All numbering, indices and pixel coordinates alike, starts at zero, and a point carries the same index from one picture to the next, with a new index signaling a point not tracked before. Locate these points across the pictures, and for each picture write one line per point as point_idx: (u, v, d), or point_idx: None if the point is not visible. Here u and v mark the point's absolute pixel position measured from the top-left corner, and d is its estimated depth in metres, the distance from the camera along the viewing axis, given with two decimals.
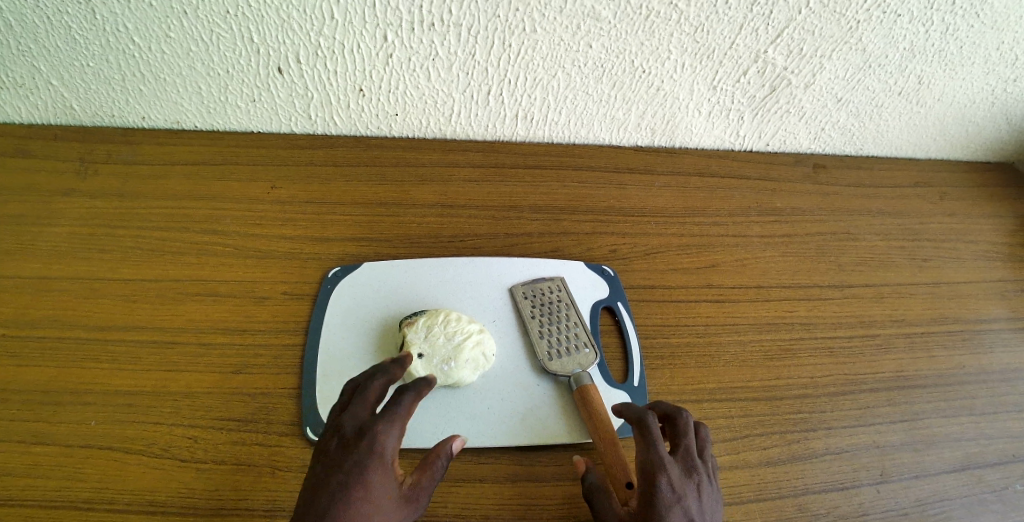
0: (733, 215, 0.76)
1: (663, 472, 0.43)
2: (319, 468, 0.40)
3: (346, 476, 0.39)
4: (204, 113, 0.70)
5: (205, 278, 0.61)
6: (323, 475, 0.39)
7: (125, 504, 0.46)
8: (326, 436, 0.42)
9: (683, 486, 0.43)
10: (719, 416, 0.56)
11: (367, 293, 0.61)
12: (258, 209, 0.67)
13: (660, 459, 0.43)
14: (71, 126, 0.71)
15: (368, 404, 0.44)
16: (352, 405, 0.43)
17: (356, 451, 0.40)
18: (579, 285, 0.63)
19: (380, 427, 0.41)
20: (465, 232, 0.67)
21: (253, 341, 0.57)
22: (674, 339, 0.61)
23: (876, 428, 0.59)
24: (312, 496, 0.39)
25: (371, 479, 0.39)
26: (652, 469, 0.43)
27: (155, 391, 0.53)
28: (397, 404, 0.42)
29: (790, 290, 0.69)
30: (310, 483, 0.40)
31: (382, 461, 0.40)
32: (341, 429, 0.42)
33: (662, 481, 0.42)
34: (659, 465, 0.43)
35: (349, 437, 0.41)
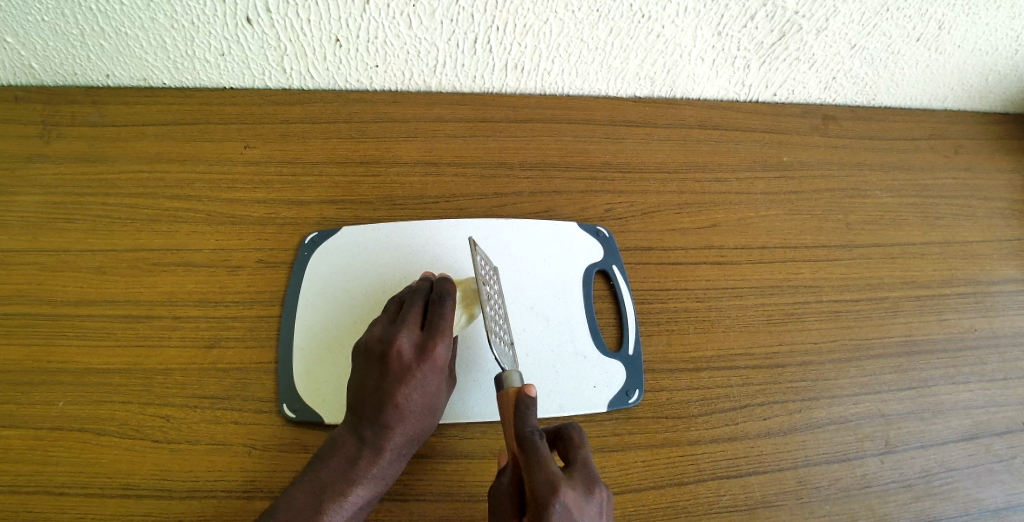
0: (737, 170, 0.71)
1: (559, 495, 0.34)
2: (371, 384, 0.43)
3: (409, 394, 0.43)
4: (174, 68, 0.64)
5: (177, 247, 0.57)
6: (381, 393, 0.43)
7: (99, 488, 0.45)
8: (368, 358, 0.44)
9: (578, 511, 0.35)
10: (719, 385, 0.54)
11: (347, 260, 0.57)
12: (231, 172, 0.62)
13: (554, 480, 0.35)
14: (30, 86, 0.65)
15: (413, 328, 0.44)
16: (394, 331, 0.44)
17: (413, 374, 0.43)
18: (572, 249, 0.59)
19: (433, 352, 0.44)
20: (451, 192, 0.63)
21: (228, 313, 0.54)
22: (672, 305, 0.58)
23: (883, 397, 0.56)
24: (374, 411, 0.43)
25: (428, 394, 0.44)
26: (546, 494, 0.34)
27: (125, 368, 0.50)
28: (446, 329, 0.44)
29: (796, 250, 0.66)
30: (363, 396, 0.44)
31: (437, 370, 0.44)
32: (388, 353, 0.43)
33: (558, 507, 0.34)
34: (556, 486, 0.35)
35: (403, 361, 0.43)
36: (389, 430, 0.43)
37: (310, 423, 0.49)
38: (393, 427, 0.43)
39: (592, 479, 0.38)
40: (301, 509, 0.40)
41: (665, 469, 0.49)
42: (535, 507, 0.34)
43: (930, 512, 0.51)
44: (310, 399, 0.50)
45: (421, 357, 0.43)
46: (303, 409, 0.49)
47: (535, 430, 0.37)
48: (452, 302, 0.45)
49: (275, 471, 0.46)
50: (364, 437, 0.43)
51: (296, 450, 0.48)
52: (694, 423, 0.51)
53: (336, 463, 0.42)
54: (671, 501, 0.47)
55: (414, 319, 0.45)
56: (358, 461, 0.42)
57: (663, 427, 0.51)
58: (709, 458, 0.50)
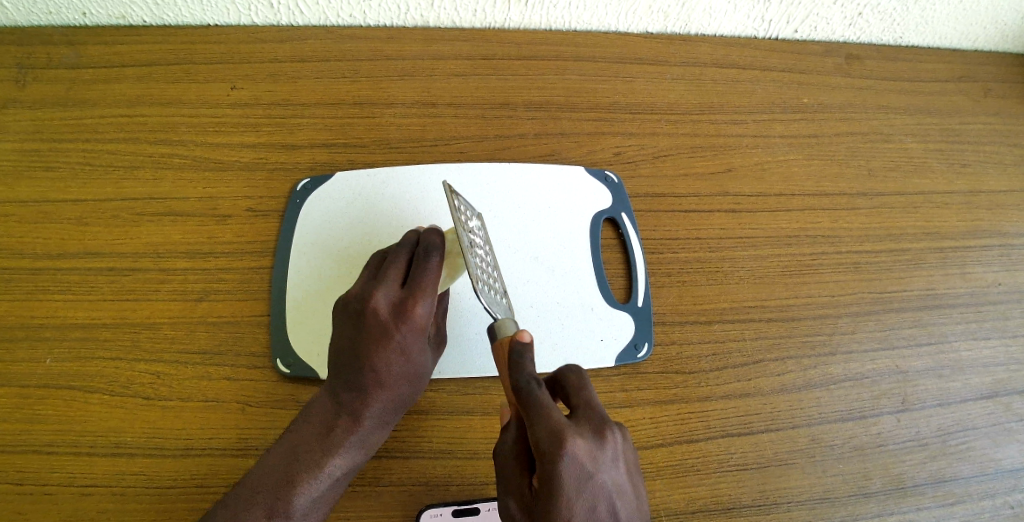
0: (755, 112, 0.66)
1: (565, 446, 0.31)
2: (348, 344, 0.40)
3: (387, 357, 0.39)
4: (153, 4, 0.58)
5: (161, 196, 0.52)
6: (356, 351, 0.39)
7: (88, 446, 0.41)
8: (343, 315, 0.40)
9: (591, 460, 0.32)
10: (730, 338, 0.51)
11: (340, 207, 0.53)
12: (216, 114, 0.57)
13: (557, 431, 0.32)
14: (3, 25, 0.59)
15: (393, 285, 0.39)
16: (371, 288, 0.39)
17: (390, 334, 0.39)
18: (579, 196, 0.56)
19: (413, 309, 0.39)
20: (451, 134, 0.58)
21: (215, 266, 0.49)
22: (684, 254, 0.55)
23: (900, 352, 0.54)
24: (352, 372, 0.40)
25: (408, 358, 0.40)
26: (549, 446, 0.31)
27: (113, 323, 0.46)
28: (427, 286, 0.39)
29: (815, 198, 0.62)
30: (340, 355, 0.40)
31: (417, 332, 0.40)
32: (365, 311, 0.39)
33: (566, 458, 0.31)
34: (561, 435, 0.32)
35: (378, 321, 0.39)
36: (366, 395, 0.39)
37: (303, 379, 0.45)
38: (371, 392, 0.40)
39: (602, 421, 0.34)
40: (273, 477, 0.37)
41: (674, 427, 0.47)
42: (539, 465, 0.31)
43: (946, 470, 0.50)
44: (303, 354, 0.46)
45: (399, 315, 0.39)
46: (297, 364, 0.45)
47: (533, 379, 0.33)
48: (440, 258, 0.39)
49: (269, 428, 0.43)
50: (342, 402, 0.40)
51: (291, 407, 0.44)
52: (704, 378, 0.49)
53: (313, 427, 0.39)
54: (680, 459, 0.46)
55: (394, 275, 0.39)
56: (334, 426, 0.39)
57: (673, 382, 0.49)
58: (719, 414, 0.48)
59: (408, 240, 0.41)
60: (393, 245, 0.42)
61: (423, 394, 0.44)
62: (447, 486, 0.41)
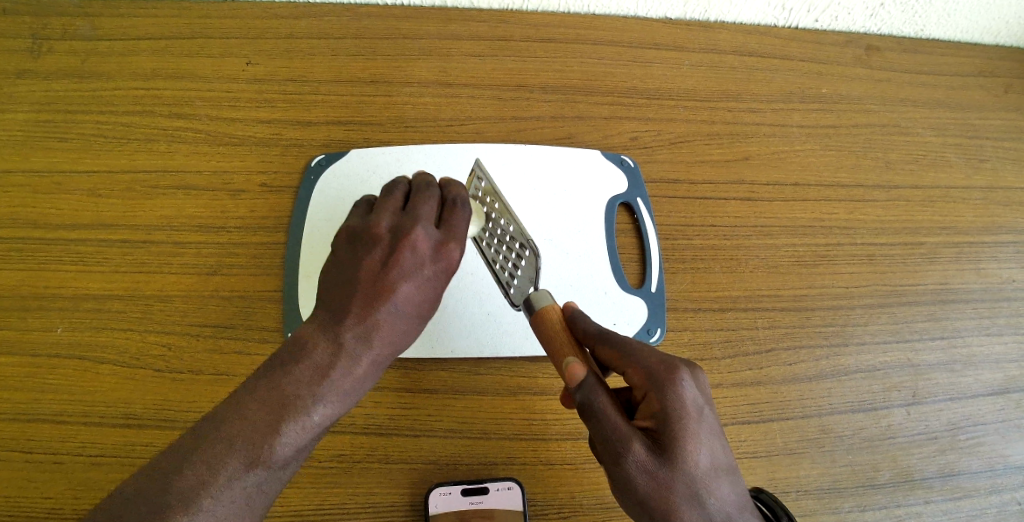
0: (773, 101, 0.66)
1: (679, 373, 0.32)
2: (366, 275, 0.34)
3: (407, 293, 0.34)
4: None
5: (174, 169, 0.52)
6: (375, 283, 0.34)
7: (100, 416, 0.41)
8: (369, 248, 0.35)
9: (701, 391, 0.32)
10: (742, 327, 0.51)
11: (353, 183, 0.52)
12: (231, 88, 0.56)
13: (666, 359, 0.32)
14: None
15: (430, 223, 0.36)
16: (408, 220, 0.36)
17: (421, 270, 0.34)
18: (594, 179, 0.55)
19: (447, 249, 0.36)
20: (466, 115, 0.58)
21: (228, 240, 0.48)
22: (699, 242, 0.55)
23: (913, 346, 0.54)
24: (362, 307, 0.33)
25: (426, 300, 0.35)
26: (665, 371, 0.32)
27: (125, 295, 0.46)
28: (463, 230, 0.37)
29: (832, 189, 0.61)
30: (348, 289, 0.34)
31: (440, 271, 0.35)
32: (399, 242, 0.34)
33: (684, 382, 0.31)
34: (673, 363, 0.32)
35: (415, 255, 0.34)
36: (374, 333, 0.33)
37: None
38: (380, 331, 0.33)
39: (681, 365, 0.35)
40: (254, 422, 0.29)
41: None
42: (659, 391, 0.31)
43: (955, 465, 0.49)
44: None
45: (434, 253, 0.35)
46: None
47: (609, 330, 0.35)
48: (468, 208, 0.38)
49: None
50: (342, 339, 0.32)
51: None
52: (716, 366, 0.49)
53: (303, 366, 0.32)
54: None
55: (431, 211, 0.37)
56: (333, 367, 0.32)
57: None
58: (729, 402, 0.48)
59: (437, 184, 0.39)
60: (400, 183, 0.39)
61: (435, 373, 0.44)
62: (457, 465, 0.41)
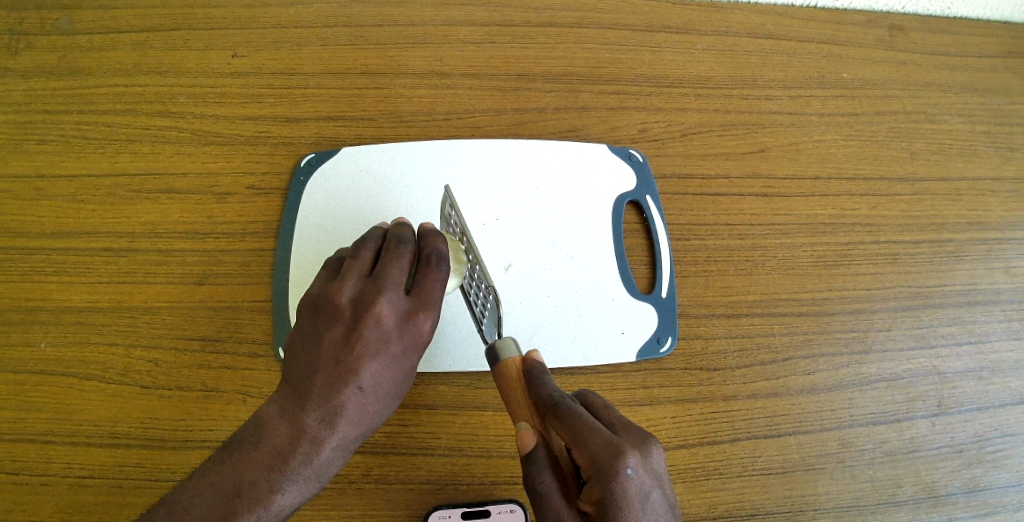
0: (792, 87, 0.62)
1: (623, 459, 0.27)
2: (330, 350, 0.32)
3: (375, 373, 0.32)
4: None
5: (158, 172, 0.49)
6: (338, 361, 0.32)
7: (85, 436, 0.40)
8: (331, 320, 0.32)
9: (650, 473, 0.27)
10: (759, 334, 0.48)
11: (345, 184, 0.49)
12: (216, 83, 0.53)
13: (611, 442, 0.27)
14: None
15: (398, 290, 0.33)
16: (374, 288, 0.33)
17: (387, 346, 0.32)
18: (602, 176, 0.52)
19: (418, 321, 0.33)
20: (465, 107, 0.54)
21: (215, 247, 0.46)
22: (712, 241, 0.52)
23: (938, 353, 0.51)
24: (326, 390, 0.31)
25: (395, 376, 0.33)
26: (606, 459, 0.27)
27: (109, 306, 0.43)
28: (435, 295, 0.34)
29: (853, 182, 0.58)
30: (312, 368, 0.32)
31: (408, 343, 0.33)
32: (363, 317, 0.32)
33: (626, 472, 0.26)
34: (618, 447, 0.27)
35: (380, 329, 0.32)
36: (338, 418, 0.31)
37: None
38: (346, 414, 0.31)
39: (644, 430, 0.30)
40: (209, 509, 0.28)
41: (697, 427, 0.44)
42: (598, 480, 0.27)
43: (982, 480, 0.47)
44: None
45: (401, 325, 0.33)
46: None
47: (559, 392, 0.31)
48: (443, 266, 0.35)
49: None
50: (304, 426, 0.30)
51: None
52: (731, 376, 0.46)
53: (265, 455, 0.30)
54: (701, 461, 0.43)
55: (400, 275, 0.34)
56: (292, 456, 0.30)
57: (697, 380, 0.46)
58: (744, 415, 0.45)
59: (412, 241, 0.36)
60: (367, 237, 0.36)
61: (434, 388, 0.42)
62: (457, 486, 0.39)
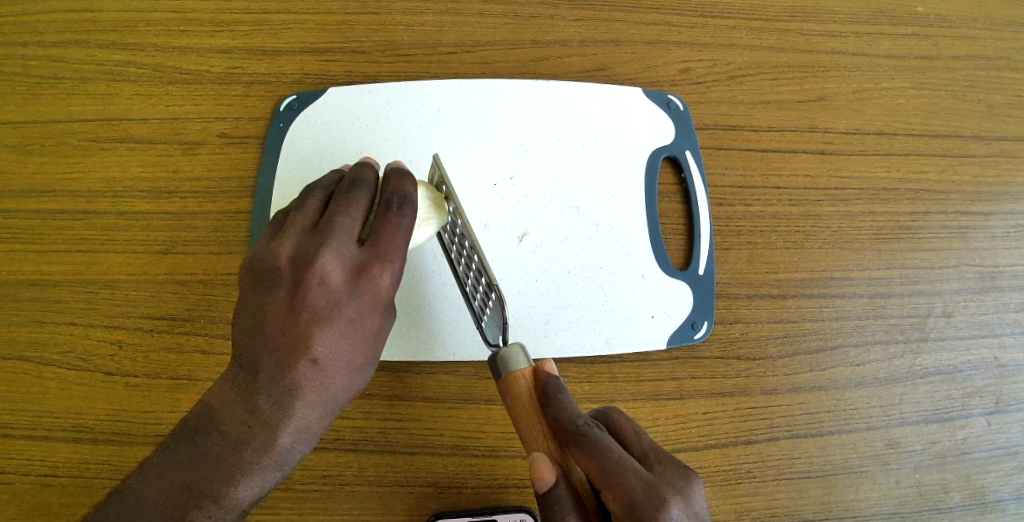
0: (861, 19, 0.52)
1: (667, 508, 0.23)
2: (271, 323, 0.26)
3: (329, 344, 0.26)
4: None
5: (111, 117, 0.42)
6: (283, 333, 0.26)
7: (46, 428, 0.35)
8: (269, 286, 0.27)
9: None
10: (806, 319, 0.43)
11: (332, 135, 0.41)
12: (174, 5, 0.44)
13: (652, 484, 0.23)
14: None
15: (348, 240, 0.27)
16: (315, 242, 0.27)
17: (341, 306, 0.26)
18: (634, 127, 0.44)
19: (375, 274, 0.27)
20: (473, 38, 0.45)
21: (183, 210, 0.40)
22: (759, 209, 0.45)
23: (1002, 341, 0.45)
24: (274, 368, 0.26)
25: (359, 343, 0.27)
26: (649, 507, 0.22)
27: (64, 281, 0.38)
28: (396, 242, 0.28)
29: (925, 139, 0.49)
30: (253, 343, 0.26)
31: (370, 301, 0.27)
32: (305, 277, 0.26)
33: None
34: (660, 494, 0.23)
35: (327, 287, 0.26)
36: (294, 398, 0.26)
37: None
38: (304, 392, 0.26)
39: (684, 468, 0.25)
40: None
41: (730, 425, 0.40)
42: None
43: None
44: None
45: (355, 283, 0.27)
46: None
47: (584, 420, 0.26)
48: (409, 206, 0.29)
49: None
50: (255, 409, 0.25)
51: None
52: (771, 367, 0.41)
53: (213, 447, 0.25)
54: (734, 463, 0.39)
55: (351, 223, 0.27)
56: (244, 446, 0.25)
57: (733, 371, 0.41)
58: (784, 412, 0.41)
59: (367, 180, 0.29)
60: (312, 182, 0.30)
61: (437, 378, 0.37)
62: (461, 489, 0.36)
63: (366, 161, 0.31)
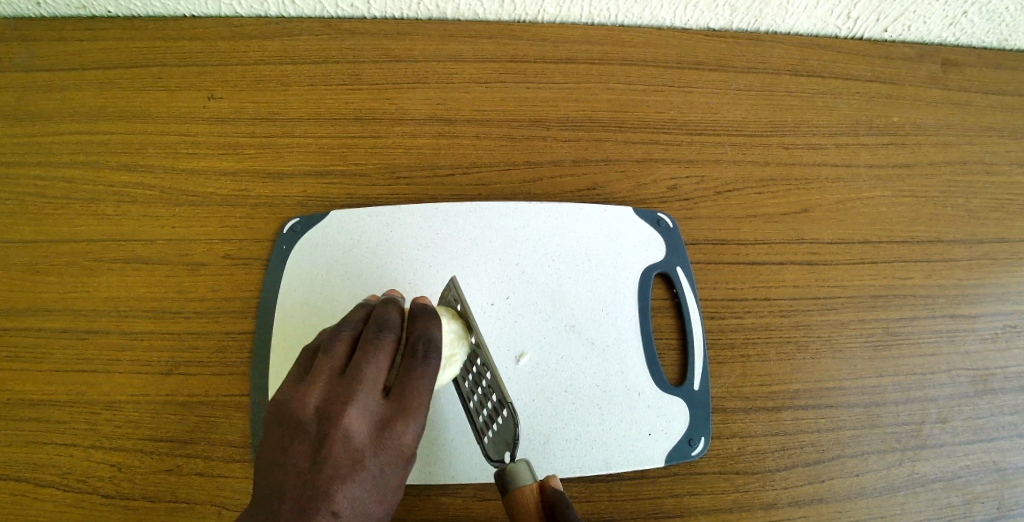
0: (835, 133, 0.56)
1: None
2: (297, 473, 0.26)
3: (351, 497, 0.26)
4: None
5: (126, 237, 0.44)
6: (306, 483, 0.26)
7: None
8: (297, 439, 0.27)
9: None
10: (801, 431, 0.43)
11: (337, 256, 0.43)
12: (193, 130, 0.48)
13: None
14: None
15: (375, 391, 0.29)
16: (347, 391, 0.29)
17: (365, 459, 0.27)
18: (626, 244, 0.46)
19: (398, 427, 0.28)
20: (473, 160, 0.49)
21: (190, 328, 0.41)
22: (750, 320, 0.46)
23: (999, 445, 0.45)
24: (294, 517, 0.25)
25: (377, 499, 0.27)
26: None
27: (68, 400, 0.39)
28: (421, 395, 0.30)
29: (905, 246, 0.52)
30: (273, 496, 0.26)
31: (392, 455, 0.28)
32: (332, 428, 0.27)
33: None
34: None
35: (356, 438, 0.27)
36: None
37: None
38: None
39: None
40: None
41: None
42: None
43: None
44: None
45: (378, 435, 0.28)
46: None
47: None
48: (435, 355, 0.31)
49: None
50: None
51: None
52: (770, 481, 0.41)
53: None
54: None
55: (380, 372, 0.30)
56: None
57: (732, 486, 0.41)
58: None
59: (395, 327, 0.32)
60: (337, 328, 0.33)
61: (435, 500, 0.37)
62: None
63: (393, 302, 0.34)
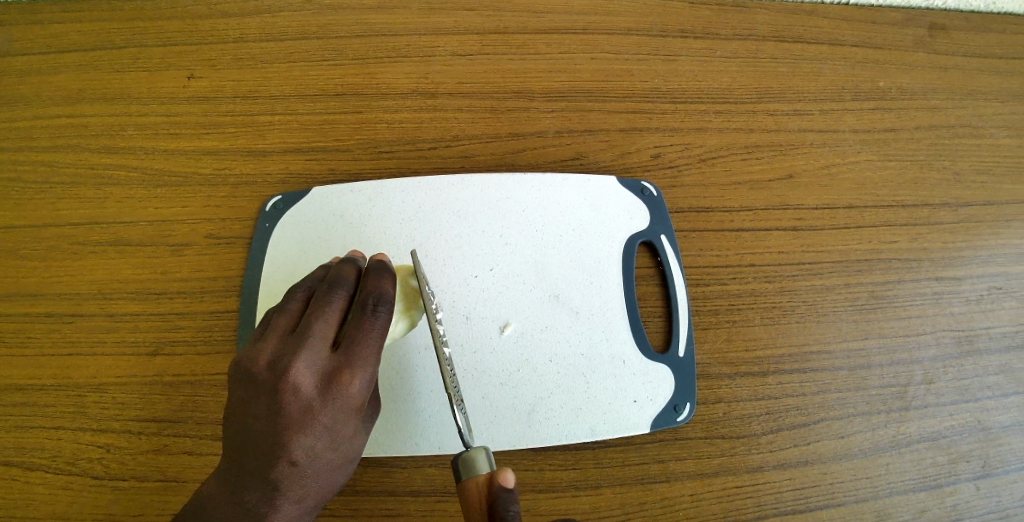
0: (821, 100, 0.55)
1: None
2: (256, 425, 0.28)
3: (307, 445, 0.28)
4: None
5: (106, 220, 0.43)
6: (263, 435, 0.28)
7: None
8: (252, 393, 0.29)
9: None
10: (786, 395, 0.43)
11: (319, 233, 0.43)
12: (171, 111, 0.47)
13: None
14: None
15: (324, 346, 0.29)
16: (294, 346, 0.29)
17: (315, 410, 0.28)
18: (610, 214, 0.46)
19: (344, 379, 0.29)
20: (455, 133, 0.48)
21: (174, 310, 0.41)
22: (735, 287, 0.46)
23: (983, 404, 0.46)
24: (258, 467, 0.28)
25: (335, 444, 0.29)
26: None
27: (55, 384, 0.39)
28: (369, 346, 0.30)
29: (892, 210, 0.51)
30: (240, 446, 0.28)
31: (343, 405, 0.29)
32: (281, 382, 0.28)
33: None
34: None
35: (304, 391, 0.28)
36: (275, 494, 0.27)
37: None
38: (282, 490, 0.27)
39: None
40: None
41: (718, 505, 0.40)
42: None
43: None
44: None
45: (327, 388, 0.29)
46: None
47: None
48: (384, 307, 0.31)
49: None
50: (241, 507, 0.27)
51: None
52: (756, 444, 0.42)
53: None
54: None
55: (328, 327, 0.30)
56: None
57: (718, 450, 0.41)
58: (770, 489, 0.41)
59: (346, 282, 0.32)
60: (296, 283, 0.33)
61: (422, 470, 0.38)
62: None
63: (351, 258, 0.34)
